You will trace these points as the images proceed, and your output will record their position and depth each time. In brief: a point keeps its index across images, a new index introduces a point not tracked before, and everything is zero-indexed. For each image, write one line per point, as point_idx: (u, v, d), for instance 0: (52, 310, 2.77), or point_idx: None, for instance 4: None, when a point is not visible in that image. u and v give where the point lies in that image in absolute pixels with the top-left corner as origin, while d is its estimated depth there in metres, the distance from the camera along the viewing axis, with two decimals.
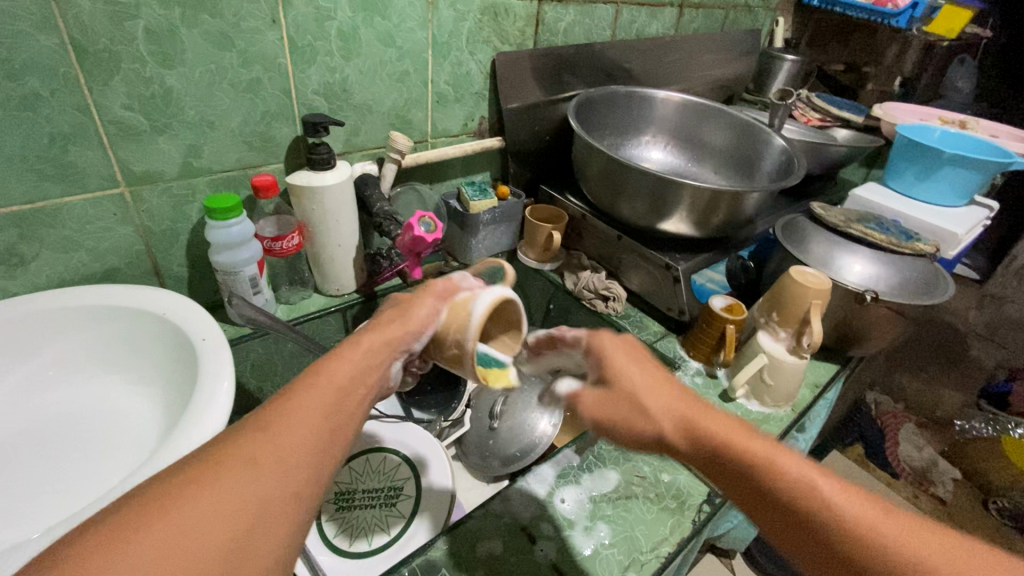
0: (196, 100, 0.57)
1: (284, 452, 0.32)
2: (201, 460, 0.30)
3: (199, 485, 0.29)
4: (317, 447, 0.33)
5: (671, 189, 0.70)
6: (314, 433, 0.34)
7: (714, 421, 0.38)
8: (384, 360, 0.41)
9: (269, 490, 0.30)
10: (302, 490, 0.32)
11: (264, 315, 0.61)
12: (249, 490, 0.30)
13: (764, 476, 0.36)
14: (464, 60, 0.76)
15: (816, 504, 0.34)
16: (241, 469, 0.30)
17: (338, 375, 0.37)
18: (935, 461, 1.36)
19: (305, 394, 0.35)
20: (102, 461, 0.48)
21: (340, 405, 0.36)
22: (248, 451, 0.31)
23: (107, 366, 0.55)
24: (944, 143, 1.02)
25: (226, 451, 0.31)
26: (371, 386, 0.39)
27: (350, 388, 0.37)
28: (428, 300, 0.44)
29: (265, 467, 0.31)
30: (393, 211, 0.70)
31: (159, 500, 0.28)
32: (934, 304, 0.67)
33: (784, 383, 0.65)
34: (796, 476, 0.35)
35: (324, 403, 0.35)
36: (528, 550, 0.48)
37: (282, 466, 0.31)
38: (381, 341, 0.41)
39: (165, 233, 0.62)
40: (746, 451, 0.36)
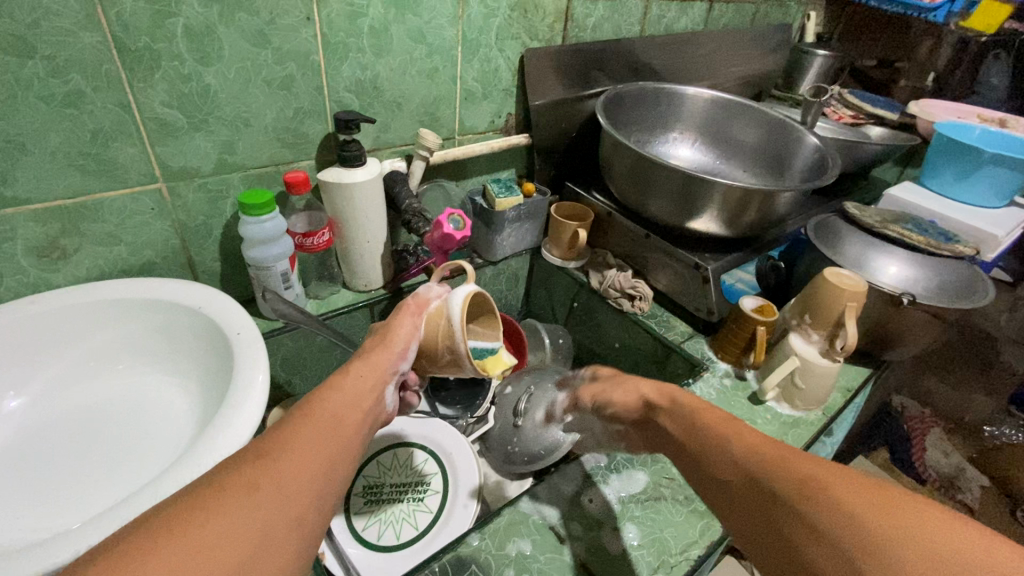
0: (232, 97, 0.57)
1: (288, 479, 0.32)
2: (203, 484, 0.30)
3: (206, 508, 0.29)
4: (319, 471, 0.34)
5: (700, 188, 0.69)
6: (313, 459, 0.35)
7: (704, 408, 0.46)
8: (375, 384, 0.44)
9: (276, 515, 0.31)
10: (303, 515, 0.32)
11: (295, 310, 0.62)
12: (253, 514, 0.30)
13: (723, 441, 0.41)
14: (493, 57, 0.75)
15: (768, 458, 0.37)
16: (245, 494, 0.30)
17: (330, 405, 0.40)
18: (963, 468, 1.33)
19: (301, 425, 0.37)
20: (139, 451, 0.49)
21: (338, 430, 0.38)
22: (252, 476, 0.31)
23: (144, 359, 0.57)
24: (984, 141, 0.98)
25: (226, 477, 0.31)
26: (366, 411, 0.42)
27: (343, 414, 0.40)
28: (406, 318, 0.49)
29: (269, 490, 0.31)
30: (421, 208, 0.70)
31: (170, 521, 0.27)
32: (976, 306, 0.65)
33: (816, 386, 0.64)
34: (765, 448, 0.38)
35: (317, 432, 0.37)
36: (557, 549, 0.48)
37: (287, 490, 0.32)
38: (369, 368, 0.45)
39: (199, 228, 0.63)
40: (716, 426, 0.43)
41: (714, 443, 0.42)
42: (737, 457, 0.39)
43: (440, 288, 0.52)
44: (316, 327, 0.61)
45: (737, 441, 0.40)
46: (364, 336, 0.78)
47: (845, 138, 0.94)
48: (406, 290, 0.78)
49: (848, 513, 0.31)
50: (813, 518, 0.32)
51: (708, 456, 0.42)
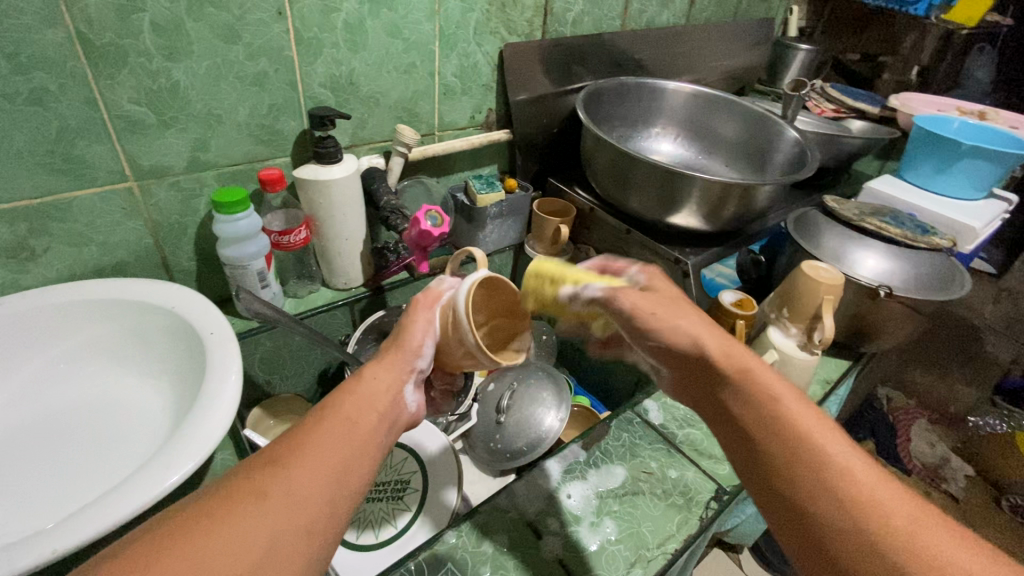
0: (203, 94, 0.56)
1: (299, 487, 0.32)
2: (209, 495, 0.30)
3: (208, 521, 0.28)
4: (334, 476, 0.33)
5: (680, 183, 0.69)
6: (329, 465, 0.34)
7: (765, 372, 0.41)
8: (393, 387, 0.41)
9: (280, 528, 0.30)
10: (315, 524, 0.31)
11: (271, 308, 0.60)
12: (261, 524, 0.29)
13: (836, 472, 0.34)
14: (471, 52, 0.75)
15: (906, 516, 0.32)
16: (249, 506, 0.30)
17: (346, 409, 0.38)
18: (948, 458, 1.35)
19: (313, 430, 0.35)
20: (112, 453, 0.49)
21: (353, 435, 0.36)
22: (258, 487, 0.31)
23: (115, 359, 0.56)
24: (962, 134, 0.99)
25: (239, 484, 0.31)
26: (384, 414, 0.40)
27: (360, 416, 0.38)
28: (418, 315, 0.46)
29: (276, 501, 0.30)
30: (399, 204, 0.70)
31: (175, 531, 0.28)
32: (951, 299, 0.65)
33: (795, 379, 0.64)
34: (899, 507, 0.32)
35: (329, 435, 0.35)
36: (533, 545, 0.48)
37: (293, 500, 0.31)
38: (383, 369, 0.42)
39: (173, 227, 0.62)
40: (822, 444, 0.36)
41: (820, 465, 0.35)
42: (861, 502, 0.32)
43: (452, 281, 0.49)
44: (294, 326, 0.60)
45: (840, 474, 0.34)
46: (345, 334, 0.78)
47: (826, 131, 0.94)
48: (387, 288, 0.78)
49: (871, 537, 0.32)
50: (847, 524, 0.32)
51: (814, 478, 0.34)
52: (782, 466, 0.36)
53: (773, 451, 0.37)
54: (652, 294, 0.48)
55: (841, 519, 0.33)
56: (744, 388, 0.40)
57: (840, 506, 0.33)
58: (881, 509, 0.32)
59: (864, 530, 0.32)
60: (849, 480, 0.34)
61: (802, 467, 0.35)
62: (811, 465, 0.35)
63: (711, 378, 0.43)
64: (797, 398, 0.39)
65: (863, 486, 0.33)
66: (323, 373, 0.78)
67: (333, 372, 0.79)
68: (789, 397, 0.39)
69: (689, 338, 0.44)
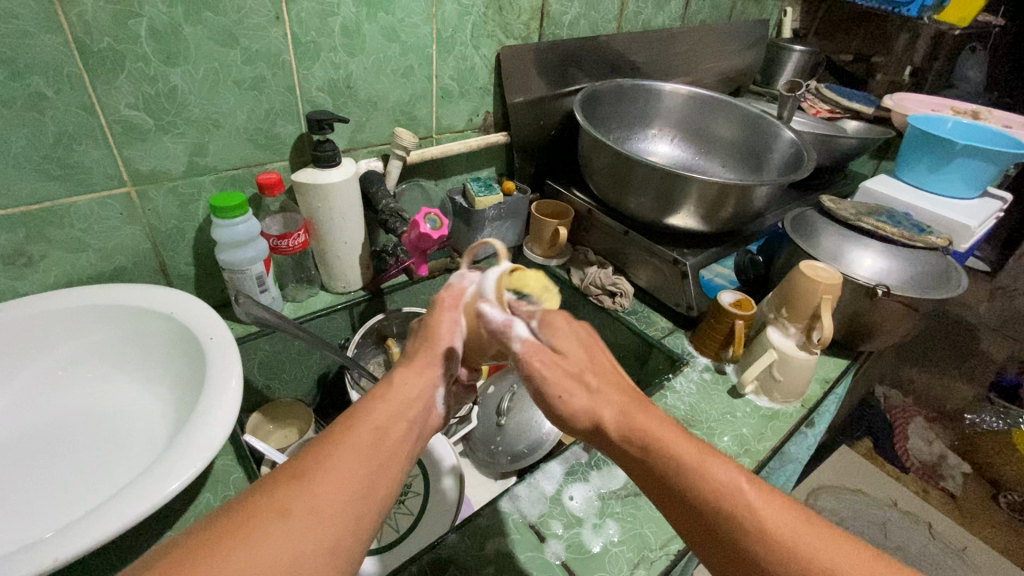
0: (200, 98, 0.56)
1: (322, 504, 0.32)
2: (233, 512, 0.30)
3: (230, 541, 0.29)
4: (357, 491, 0.33)
5: (678, 183, 0.69)
6: (352, 479, 0.33)
7: (651, 421, 0.40)
8: (424, 390, 0.41)
9: (303, 548, 0.30)
10: (338, 542, 0.31)
11: (270, 312, 0.60)
12: (282, 544, 0.29)
13: (756, 541, 0.34)
14: (469, 55, 0.75)
15: (825, 567, 0.33)
16: (273, 525, 0.30)
17: (375, 417, 0.38)
18: (945, 455, 1.35)
19: (342, 440, 0.35)
20: (112, 460, 0.48)
21: (378, 446, 0.36)
22: (282, 506, 0.31)
23: (114, 365, 0.56)
24: (956, 134, 1.00)
25: (262, 499, 0.31)
26: (411, 421, 0.39)
27: (388, 425, 0.38)
28: (445, 317, 0.45)
29: (299, 520, 0.30)
30: (398, 207, 0.70)
31: (199, 549, 0.28)
32: (946, 297, 0.66)
33: (794, 377, 0.64)
34: (817, 554, 0.33)
35: (357, 447, 0.35)
36: (535, 548, 0.48)
37: (317, 519, 0.31)
38: (414, 374, 0.42)
39: (171, 232, 0.62)
40: (738, 509, 0.35)
41: (739, 537, 0.34)
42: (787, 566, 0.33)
43: (472, 275, 0.47)
44: (295, 331, 0.60)
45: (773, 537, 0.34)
46: (344, 337, 0.78)
47: (821, 131, 0.95)
48: (385, 292, 0.78)
49: None
50: None
51: (737, 553, 0.34)
52: (706, 538, 0.36)
53: (691, 524, 0.37)
54: (563, 364, 0.44)
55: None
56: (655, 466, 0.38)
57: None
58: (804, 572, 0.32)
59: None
60: (770, 541, 0.34)
61: (726, 541, 0.35)
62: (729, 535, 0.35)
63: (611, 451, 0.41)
64: (701, 455, 0.37)
65: (786, 546, 0.33)
66: (323, 377, 0.78)
67: (332, 376, 0.79)
68: (691, 457, 0.37)
69: (587, 411, 0.42)
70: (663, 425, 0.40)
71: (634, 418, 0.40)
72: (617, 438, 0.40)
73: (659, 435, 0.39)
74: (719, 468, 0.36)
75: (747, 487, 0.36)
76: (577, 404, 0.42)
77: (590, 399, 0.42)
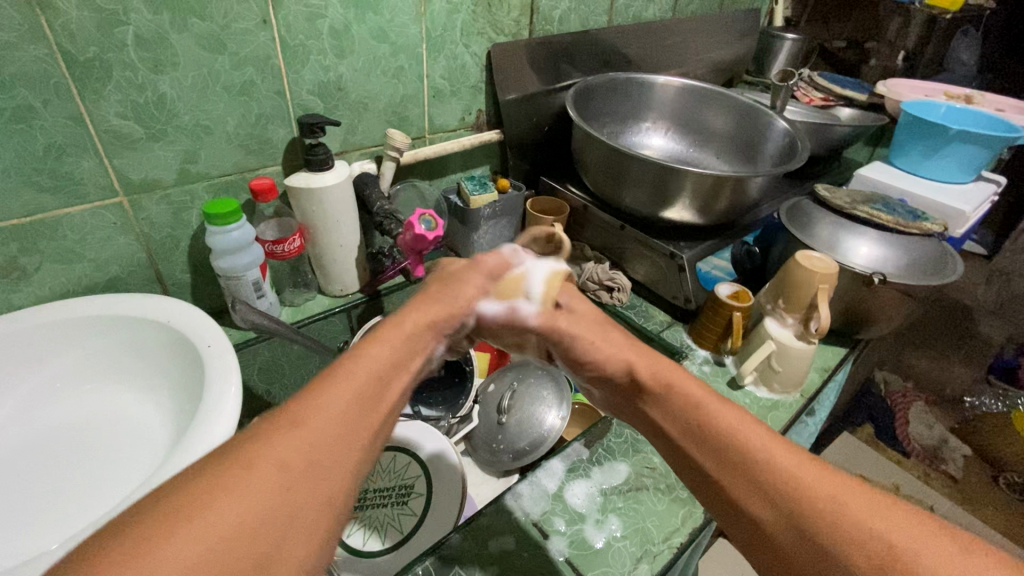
0: (190, 105, 0.56)
1: (322, 454, 0.30)
2: (224, 459, 0.28)
3: (226, 487, 0.27)
4: (356, 442, 0.32)
5: (672, 177, 0.69)
6: (353, 431, 0.32)
7: (662, 363, 0.45)
8: (425, 344, 0.41)
9: (302, 495, 0.29)
10: (338, 494, 0.30)
11: (267, 318, 0.60)
12: (283, 494, 0.28)
13: (767, 471, 0.35)
14: (459, 53, 0.75)
15: (831, 496, 0.33)
16: (273, 471, 0.28)
17: (377, 364, 0.36)
18: (946, 439, 1.37)
19: (343, 386, 0.34)
20: (113, 471, 0.48)
21: (379, 397, 0.35)
22: (284, 451, 0.29)
23: (111, 377, 0.55)
24: (950, 119, 0.99)
25: (260, 447, 0.29)
26: (410, 373, 0.38)
27: (388, 376, 0.36)
28: (477, 278, 0.47)
29: (296, 468, 0.29)
30: (393, 209, 0.70)
31: (191, 501, 0.26)
32: (942, 283, 0.66)
33: (794, 368, 0.65)
34: (826, 488, 0.34)
35: (363, 393, 0.34)
36: (539, 546, 0.48)
37: (319, 469, 0.30)
38: (421, 324, 0.41)
39: (166, 240, 0.62)
40: (744, 439, 0.37)
41: (746, 467, 0.36)
42: (793, 496, 0.34)
43: (522, 254, 0.51)
44: (293, 336, 0.60)
45: (779, 469, 0.35)
46: (343, 341, 0.78)
47: (814, 120, 0.95)
48: (383, 293, 0.78)
49: (846, 524, 0.32)
50: (816, 524, 0.33)
51: (746, 487, 0.36)
52: (716, 474, 0.38)
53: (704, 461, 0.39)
54: (584, 318, 0.50)
55: (776, 519, 0.34)
56: (664, 403, 0.43)
57: (774, 507, 0.34)
58: (812, 496, 0.34)
59: (798, 522, 0.33)
60: (773, 473, 0.35)
61: (740, 473, 0.37)
62: (738, 466, 0.37)
63: (638, 396, 0.45)
64: (706, 395, 0.41)
65: (788, 474, 0.35)
66: None
67: None
68: (706, 398, 0.41)
69: (620, 358, 0.47)
70: (682, 371, 0.44)
71: (653, 363, 0.45)
72: (646, 379, 0.44)
73: (682, 379, 0.43)
74: (725, 408, 0.40)
75: (758, 425, 0.38)
76: (610, 347, 0.48)
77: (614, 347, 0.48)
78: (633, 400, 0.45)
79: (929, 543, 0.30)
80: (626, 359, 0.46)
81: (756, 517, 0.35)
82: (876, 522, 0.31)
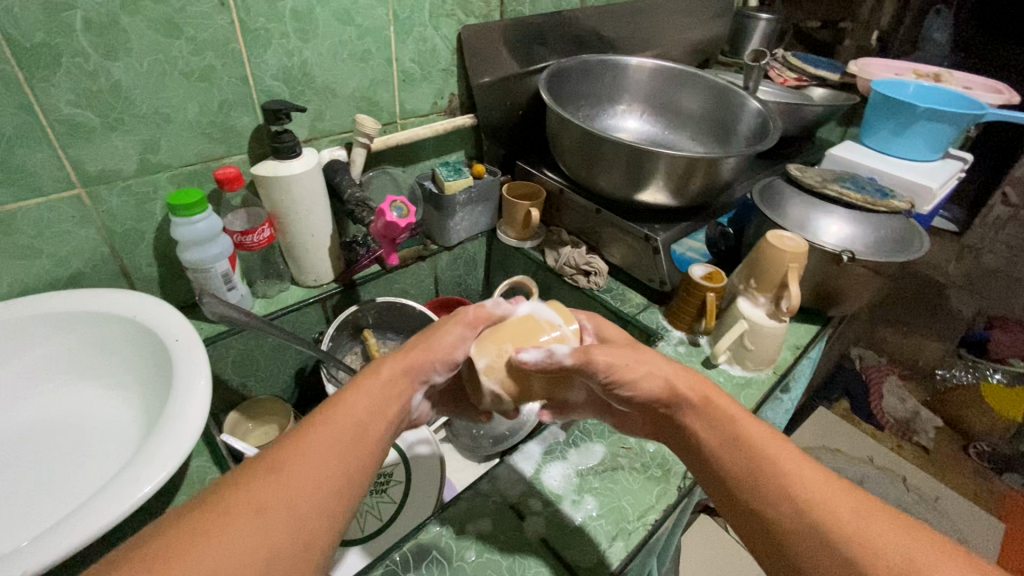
0: (147, 93, 0.54)
1: (298, 500, 0.32)
2: (207, 504, 0.30)
3: (205, 533, 0.29)
4: (333, 488, 0.34)
5: (645, 159, 0.69)
6: (331, 476, 0.34)
7: (693, 378, 0.46)
8: (403, 389, 0.42)
9: (276, 541, 0.30)
10: (313, 539, 0.32)
11: (236, 310, 0.59)
12: (257, 540, 0.30)
13: (790, 485, 0.37)
14: (429, 36, 0.73)
15: (855, 516, 0.35)
16: (249, 517, 0.30)
17: (354, 410, 0.38)
18: (919, 411, 1.42)
19: (321, 433, 0.36)
20: (83, 469, 0.48)
21: (357, 441, 0.37)
22: (261, 498, 0.31)
23: (75, 374, 0.54)
24: (918, 97, 1.01)
25: (240, 494, 0.31)
26: (390, 418, 0.40)
27: (369, 421, 0.38)
28: (455, 326, 0.47)
29: (273, 514, 0.31)
30: (364, 196, 0.69)
31: (173, 544, 0.28)
32: (908, 259, 0.67)
33: (765, 347, 0.66)
34: (849, 508, 0.36)
35: (340, 439, 0.36)
36: (516, 527, 0.49)
37: (294, 515, 0.31)
38: (398, 371, 0.42)
39: (129, 233, 0.60)
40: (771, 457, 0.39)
41: (773, 482, 0.38)
42: (815, 509, 0.36)
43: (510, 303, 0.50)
44: (264, 328, 0.59)
45: (804, 486, 0.37)
46: (319, 331, 0.77)
47: (787, 100, 0.95)
48: (358, 283, 0.77)
49: (871, 542, 0.34)
50: (841, 541, 0.34)
51: (770, 497, 0.37)
52: (740, 487, 0.39)
53: (729, 473, 0.40)
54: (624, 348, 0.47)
55: (795, 524, 0.36)
56: (692, 418, 0.44)
57: (798, 523, 0.36)
58: (836, 519, 0.35)
59: (822, 538, 0.35)
60: (799, 489, 0.37)
61: (765, 484, 0.38)
62: (766, 481, 0.38)
63: (669, 412, 0.45)
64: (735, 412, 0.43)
65: (813, 491, 0.36)
66: (300, 371, 0.77)
67: (310, 370, 0.78)
68: (735, 414, 0.42)
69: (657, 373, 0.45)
70: (711, 386, 0.45)
71: (688, 379, 0.45)
72: (678, 392, 0.45)
73: (715, 394, 0.44)
74: (753, 425, 0.41)
75: (785, 444, 0.40)
76: (643, 369, 0.45)
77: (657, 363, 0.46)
78: (663, 413, 0.46)
79: (945, 563, 0.33)
80: (664, 376, 0.45)
81: (779, 530, 0.36)
82: (895, 542, 0.33)
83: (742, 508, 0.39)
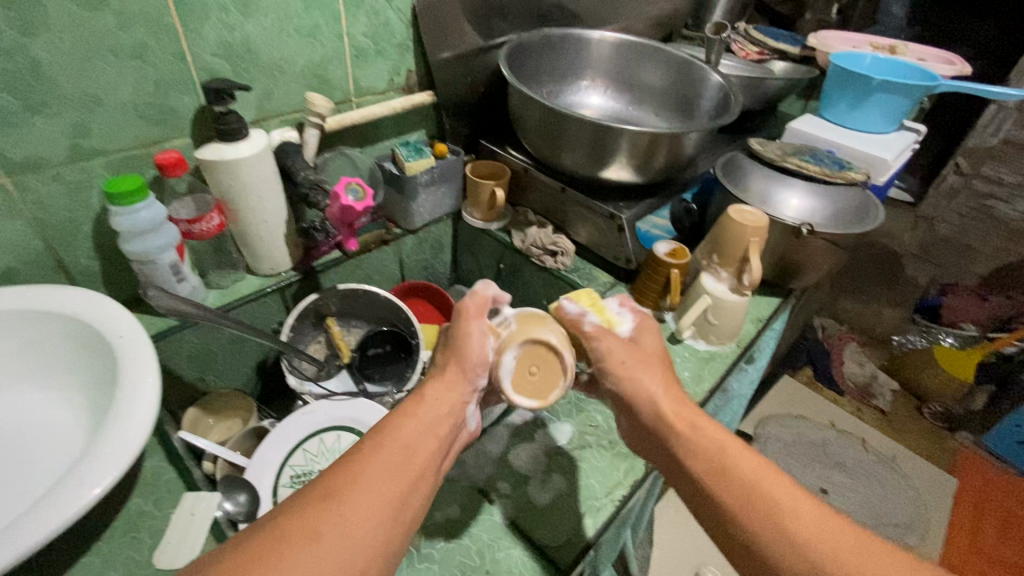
0: (73, 73, 0.50)
1: (352, 528, 0.35)
2: (272, 532, 0.34)
3: (266, 560, 0.32)
4: (385, 514, 0.37)
5: (608, 136, 0.68)
6: (383, 502, 0.37)
7: (684, 408, 0.48)
8: (449, 409, 0.45)
9: (333, 565, 0.33)
10: (367, 563, 0.35)
11: (186, 302, 0.56)
12: (315, 564, 0.33)
13: (779, 515, 0.39)
14: (380, 9, 0.70)
15: (843, 547, 0.37)
16: (305, 544, 0.33)
17: (402, 436, 0.42)
18: (876, 375, 1.48)
19: (372, 462, 0.39)
20: (30, 476, 0.45)
21: (407, 466, 0.40)
22: (317, 525, 0.34)
23: (10, 377, 0.50)
24: (875, 69, 1.02)
25: (296, 523, 0.34)
26: (439, 439, 0.43)
27: (416, 446, 0.42)
28: (474, 325, 0.47)
29: (330, 540, 0.34)
30: (318, 178, 0.66)
31: (234, 568, 0.31)
32: (864, 231, 0.69)
33: (728, 321, 0.67)
34: (838, 538, 0.38)
35: (390, 465, 0.39)
36: (485, 510, 0.49)
37: (348, 540, 0.34)
38: (443, 391, 0.46)
39: (65, 225, 0.56)
40: (763, 488, 0.41)
41: (765, 512, 0.40)
42: (805, 540, 0.38)
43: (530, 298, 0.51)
44: (218, 320, 0.56)
45: (793, 517, 0.39)
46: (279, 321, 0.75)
47: (749, 73, 0.95)
48: (318, 269, 0.75)
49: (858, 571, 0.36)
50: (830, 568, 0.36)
51: (760, 526, 0.39)
52: (730, 516, 0.41)
53: (719, 500, 0.42)
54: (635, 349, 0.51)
55: (785, 552, 0.38)
56: (683, 446, 0.45)
57: (791, 551, 0.38)
58: (825, 550, 0.37)
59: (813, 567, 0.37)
60: (789, 519, 0.39)
61: (756, 513, 0.40)
62: (759, 510, 0.40)
63: (660, 436, 0.47)
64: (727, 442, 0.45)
65: (804, 522, 0.39)
66: (262, 363, 0.75)
67: (273, 361, 0.76)
68: (726, 444, 0.44)
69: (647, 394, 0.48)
70: (703, 417, 0.47)
71: (681, 409, 0.47)
72: (671, 419, 0.47)
73: (708, 425, 0.46)
74: (744, 455, 0.43)
75: (775, 473, 0.42)
76: (643, 390, 0.48)
77: (655, 389, 0.48)
78: (655, 439, 0.48)
79: None
80: (655, 403, 0.48)
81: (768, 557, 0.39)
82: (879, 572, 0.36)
83: (732, 537, 0.41)
